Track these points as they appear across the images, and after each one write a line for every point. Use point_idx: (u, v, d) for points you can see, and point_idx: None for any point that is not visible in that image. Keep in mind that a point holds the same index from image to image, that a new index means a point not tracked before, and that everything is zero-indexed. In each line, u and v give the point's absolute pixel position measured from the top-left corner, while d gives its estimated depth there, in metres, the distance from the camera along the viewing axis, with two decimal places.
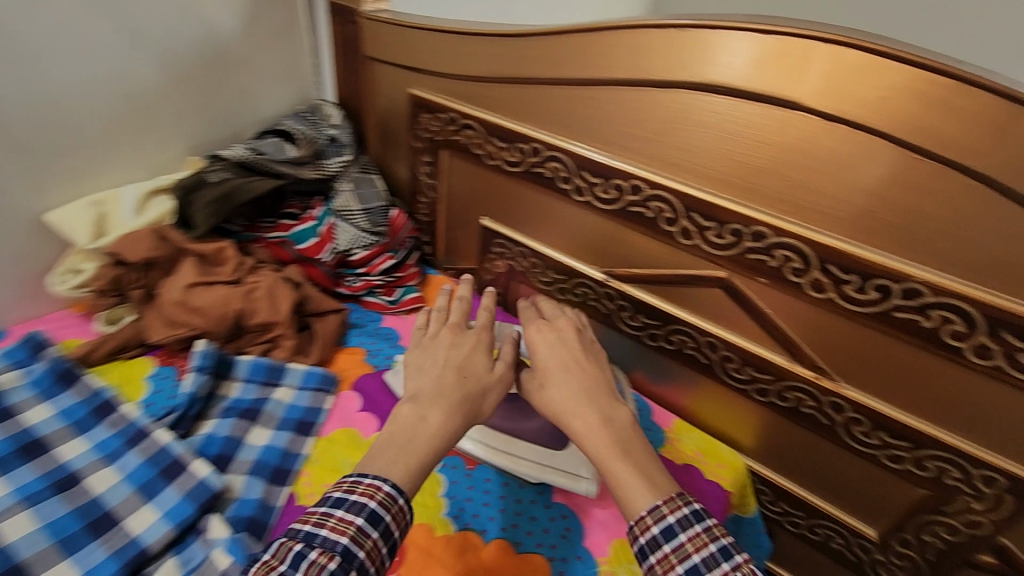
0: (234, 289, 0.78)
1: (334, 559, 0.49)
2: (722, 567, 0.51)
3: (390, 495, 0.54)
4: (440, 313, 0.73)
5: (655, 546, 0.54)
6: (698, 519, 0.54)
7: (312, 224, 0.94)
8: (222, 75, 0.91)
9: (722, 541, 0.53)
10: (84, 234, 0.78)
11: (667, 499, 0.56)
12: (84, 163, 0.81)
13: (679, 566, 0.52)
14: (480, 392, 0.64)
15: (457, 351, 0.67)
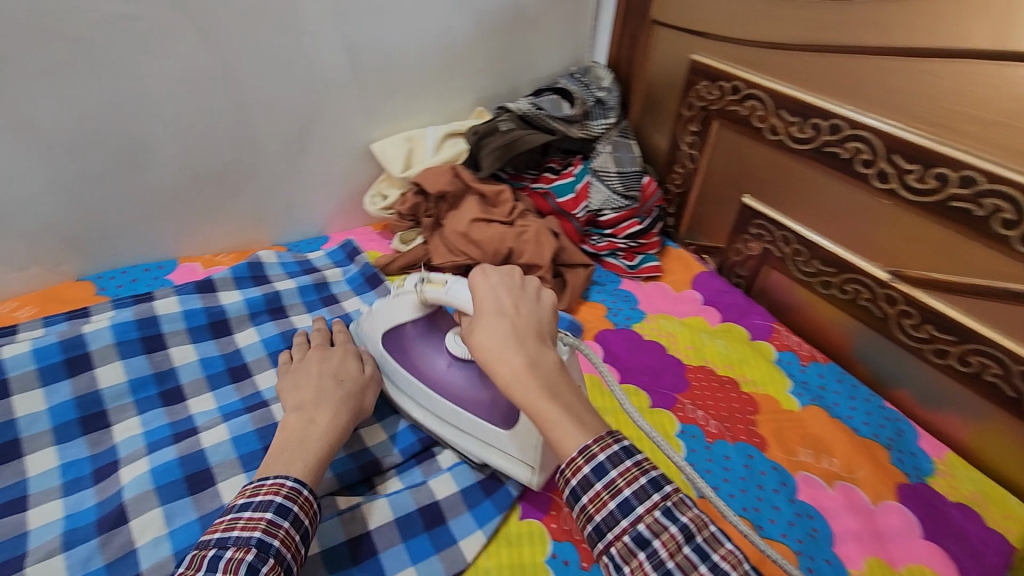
0: (509, 229, 0.86)
1: (250, 552, 0.44)
2: (653, 500, 0.45)
3: (297, 489, 0.50)
4: (301, 338, 0.71)
5: (587, 486, 0.45)
6: (629, 454, 0.46)
7: (571, 180, 0.98)
8: (516, 34, 0.98)
9: (654, 473, 0.46)
10: (398, 163, 0.91)
11: (597, 437, 0.47)
12: (401, 104, 0.94)
13: (610, 503, 0.45)
14: (357, 389, 0.63)
15: (320, 360, 0.65)
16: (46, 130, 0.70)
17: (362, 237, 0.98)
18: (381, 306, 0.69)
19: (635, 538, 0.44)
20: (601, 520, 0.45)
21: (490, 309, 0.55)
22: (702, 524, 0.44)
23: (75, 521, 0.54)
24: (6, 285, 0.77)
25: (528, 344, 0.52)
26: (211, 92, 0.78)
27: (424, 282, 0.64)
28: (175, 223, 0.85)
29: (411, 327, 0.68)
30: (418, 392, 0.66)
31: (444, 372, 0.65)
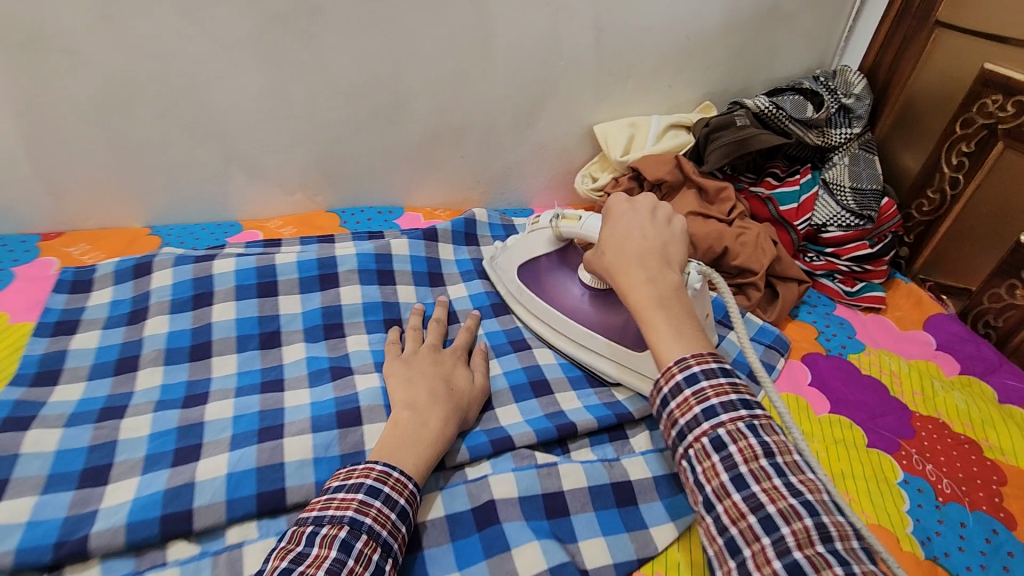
0: (727, 228, 0.82)
1: (342, 529, 0.45)
2: (738, 411, 0.45)
3: (386, 472, 0.50)
4: (416, 333, 0.70)
5: (676, 391, 0.47)
6: (724, 372, 0.47)
7: (797, 189, 0.90)
8: (764, 30, 0.92)
9: (748, 397, 0.46)
10: (619, 147, 0.91)
11: (697, 352, 0.48)
12: (632, 89, 0.93)
13: (696, 408, 0.46)
14: (463, 400, 0.61)
15: (434, 363, 0.64)
16: (335, 78, 0.78)
17: (565, 215, 1.00)
18: (518, 241, 0.79)
19: (712, 441, 0.44)
20: (685, 424, 0.46)
21: (632, 231, 0.59)
22: (784, 450, 0.44)
23: (319, 409, 0.61)
24: (275, 205, 0.88)
25: (648, 263, 0.55)
26: (473, 60, 0.82)
27: (559, 218, 0.72)
28: (409, 173, 0.92)
29: (545, 261, 0.76)
30: (552, 317, 0.74)
31: (574, 298, 0.73)
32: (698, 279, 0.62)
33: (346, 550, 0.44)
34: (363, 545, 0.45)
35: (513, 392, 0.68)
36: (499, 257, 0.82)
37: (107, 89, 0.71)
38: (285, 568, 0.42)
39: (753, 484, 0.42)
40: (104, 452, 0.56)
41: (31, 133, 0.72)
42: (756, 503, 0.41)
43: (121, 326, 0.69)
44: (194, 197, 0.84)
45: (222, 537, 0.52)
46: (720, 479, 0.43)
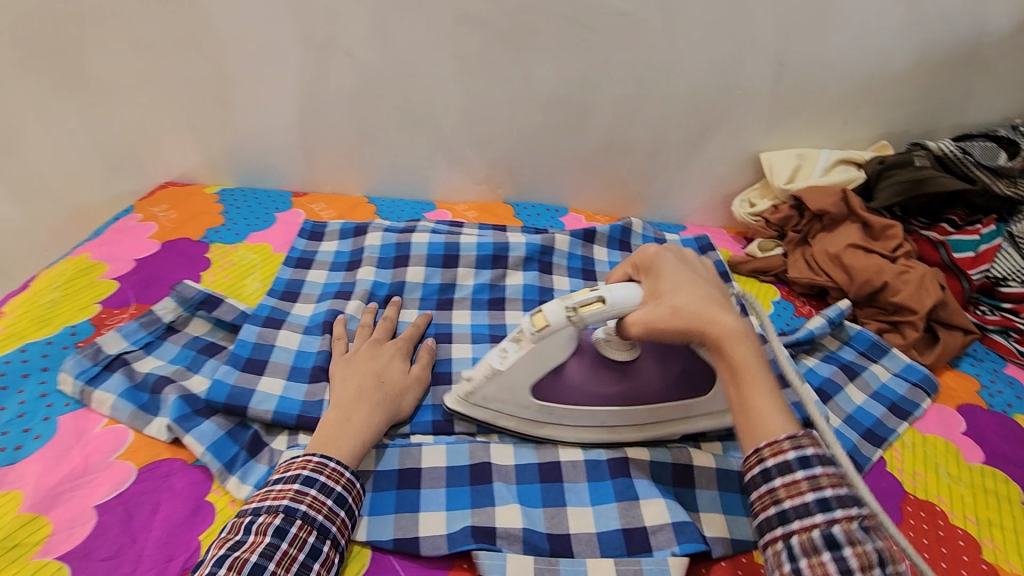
0: (889, 264, 0.82)
1: (278, 517, 0.49)
2: (852, 509, 0.44)
3: (319, 462, 0.53)
4: (366, 328, 0.73)
5: (784, 470, 0.46)
6: (833, 460, 0.47)
7: (977, 238, 0.86)
8: (960, 74, 0.91)
9: (857, 490, 0.45)
10: (784, 176, 0.95)
11: (807, 432, 0.48)
12: (805, 122, 0.96)
13: (807, 494, 0.45)
14: (397, 390, 0.64)
15: (371, 359, 0.66)
16: (536, 88, 0.91)
17: (716, 235, 1.05)
18: (529, 347, 0.59)
19: (823, 535, 0.43)
20: (789, 507, 0.45)
21: (683, 276, 0.57)
22: (892, 558, 0.43)
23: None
24: (465, 193, 1.04)
25: (730, 311, 0.55)
26: (656, 81, 0.91)
27: (577, 308, 0.57)
28: (579, 178, 1.03)
29: (545, 378, 0.61)
30: (600, 414, 0.62)
31: (586, 385, 0.61)
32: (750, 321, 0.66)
33: (280, 536, 0.48)
34: (296, 530, 0.49)
35: None
36: (484, 388, 0.61)
37: (364, 85, 0.90)
38: (221, 554, 0.47)
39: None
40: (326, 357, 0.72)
41: (306, 113, 0.95)
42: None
43: (341, 271, 0.87)
44: (405, 178, 1.02)
45: (406, 437, 0.64)
46: None
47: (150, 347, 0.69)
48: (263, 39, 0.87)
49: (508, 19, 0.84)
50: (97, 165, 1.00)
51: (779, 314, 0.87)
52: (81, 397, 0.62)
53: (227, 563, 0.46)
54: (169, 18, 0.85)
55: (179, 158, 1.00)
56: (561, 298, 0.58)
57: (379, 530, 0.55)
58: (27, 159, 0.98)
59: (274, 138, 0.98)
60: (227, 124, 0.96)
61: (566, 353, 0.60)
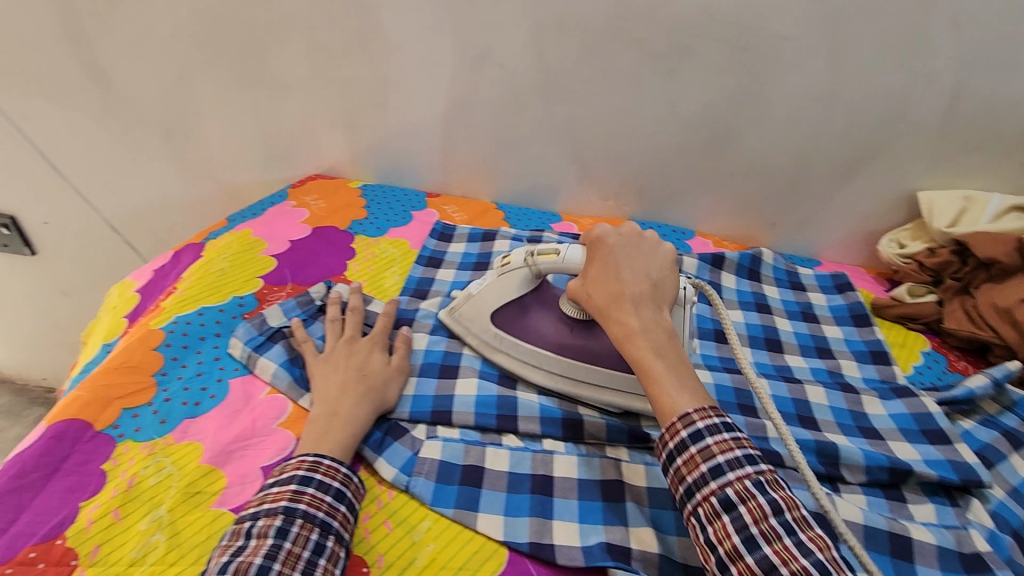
0: None
1: (278, 518, 0.50)
2: (745, 469, 0.50)
3: (315, 461, 0.55)
4: (337, 324, 0.72)
5: (682, 448, 0.52)
6: (727, 429, 0.52)
7: None
8: None
9: (750, 451, 0.51)
10: (945, 219, 0.87)
11: (700, 407, 0.53)
12: (975, 163, 0.88)
13: (703, 465, 0.51)
14: (380, 382, 0.65)
15: (348, 356, 0.67)
16: (682, 109, 0.90)
17: (855, 275, 0.99)
18: (493, 278, 0.74)
19: (721, 499, 0.49)
20: (692, 481, 0.51)
21: (609, 263, 0.64)
22: (792, 506, 0.48)
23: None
24: (591, 207, 1.05)
25: (642, 308, 0.60)
26: (812, 109, 0.87)
27: (535, 254, 0.70)
28: (711, 202, 1.01)
29: (510, 309, 0.73)
30: (544, 359, 0.70)
31: (549, 332, 0.71)
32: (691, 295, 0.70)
33: (282, 535, 0.48)
34: (299, 528, 0.49)
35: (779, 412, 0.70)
36: (462, 306, 0.75)
37: (512, 95, 0.94)
38: (224, 560, 0.47)
39: (765, 545, 0.46)
40: (454, 356, 0.73)
41: (451, 119, 0.99)
42: (766, 562, 0.45)
43: (468, 271, 0.89)
44: (535, 187, 1.05)
45: (539, 443, 0.65)
46: (732, 539, 0.47)
47: (307, 320, 0.74)
48: (423, 48, 0.92)
49: (666, 38, 0.84)
50: (256, 154, 1.09)
51: (929, 368, 0.81)
52: (248, 362, 0.68)
53: (232, 568, 0.46)
54: (342, 25, 0.92)
55: (328, 153, 1.08)
56: (528, 247, 0.72)
57: (515, 531, 0.55)
58: (199, 144, 1.09)
59: (416, 140, 1.03)
60: (376, 125, 1.02)
61: (521, 292, 0.73)
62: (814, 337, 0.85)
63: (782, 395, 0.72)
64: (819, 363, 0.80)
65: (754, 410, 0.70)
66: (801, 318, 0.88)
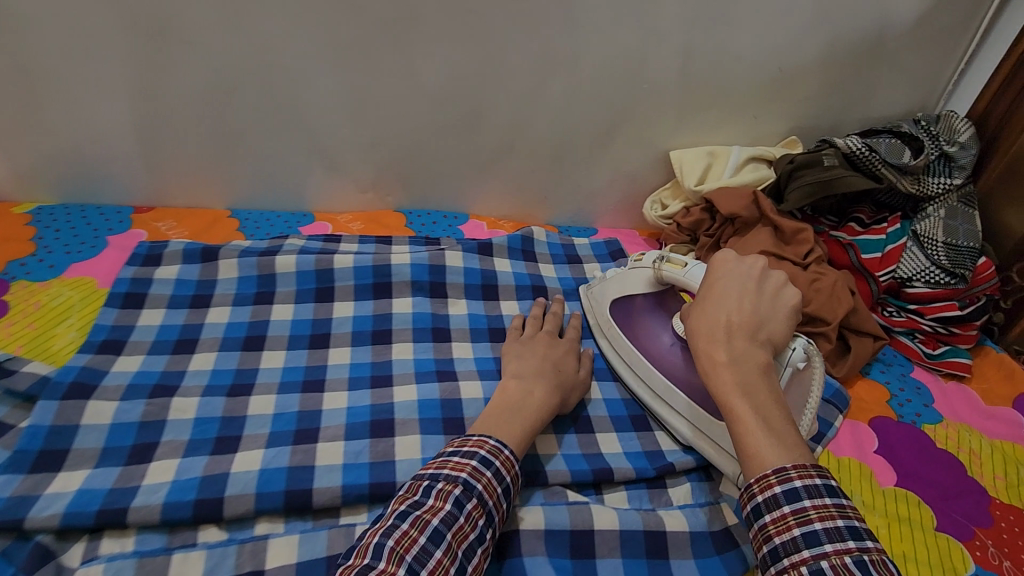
0: (801, 272, 0.78)
1: (456, 489, 0.50)
2: (847, 543, 0.42)
3: (495, 451, 0.54)
4: (534, 318, 0.75)
5: (773, 505, 0.45)
6: (830, 493, 0.45)
7: (883, 238, 0.84)
8: (866, 69, 0.88)
9: (856, 523, 0.43)
10: (694, 176, 0.88)
11: (799, 463, 0.46)
12: (716, 119, 0.90)
13: (795, 529, 0.44)
14: (568, 385, 0.66)
15: (542, 344, 0.70)
16: (423, 83, 0.80)
17: (628, 240, 0.99)
18: (617, 274, 0.77)
19: (811, 569, 0.41)
20: (780, 543, 0.44)
21: (734, 292, 0.57)
22: None
23: (355, 415, 0.62)
24: (350, 201, 0.91)
25: (734, 341, 0.54)
26: (558, 75, 0.81)
27: (665, 259, 0.69)
28: (481, 182, 0.93)
29: (634, 304, 0.75)
30: (640, 365, 0.71)
31: (660, 348, 0.70)
32: (802, 356, 0.60)
33: (459, 507, 0.49)
34: (471, 509, 0.49)
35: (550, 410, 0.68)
36: (596, 287, 0.79)
37: (214, 78, 0.76)
38: (379, 538, 0.46)
39: None
40: (154, 428, 0.57)
41: (144, 112, 0.78)
42: None
43: (184, 308, 0.72)
44: (279, 185, 0.88)
45: (250, 528, 0.52)
46: None
47: None
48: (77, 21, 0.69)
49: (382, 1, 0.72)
50: None
51: None
52: None
53: (384, 553, 0.44)
54: None
55: None
56: (661, 251, 0.71)
57: None
58: None
59: (105, 142, 0.80)
60: (40, 126, 0.78)
61: (646, 292, 0.74)
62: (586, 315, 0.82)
63: None
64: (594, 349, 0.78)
65: None
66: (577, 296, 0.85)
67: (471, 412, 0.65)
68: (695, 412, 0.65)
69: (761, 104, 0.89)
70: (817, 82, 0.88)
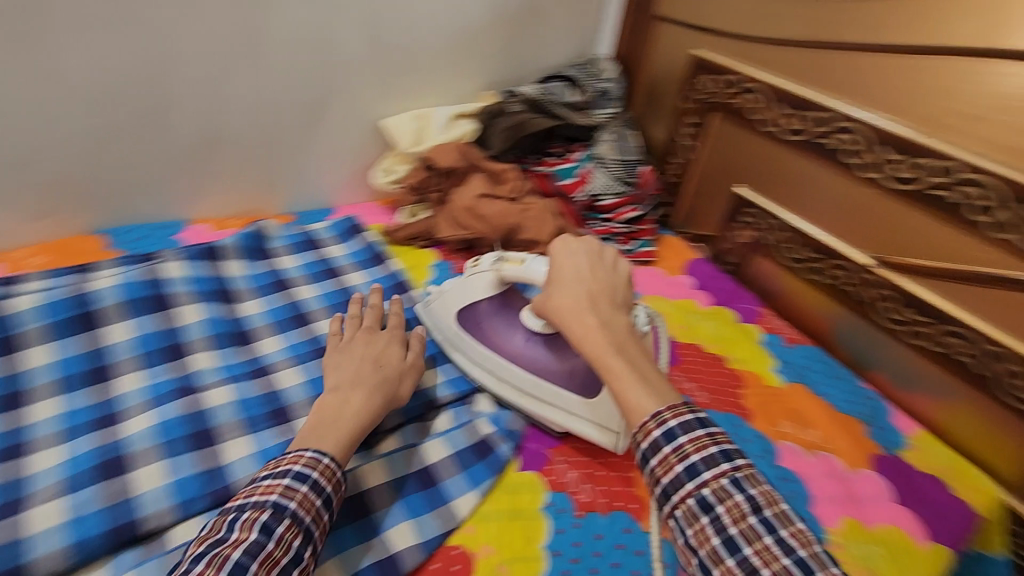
0: (512, 206, 0.90)
1: (265, 513, 0.46)
2: (722, 467, 0.46)
3: (316, 459, 0.51)
4: (354, 319, 0.70)
5: (655, 449, 0.48)
6: (701, 425, 0.48)
7: (573, 166, 1.02)
8: (527, 24, 1.02)
9: (726, 446, 0.47)
10: (408, 139, 0.95)
11: (670, 404, 0.50)
12: (414, 82, 0.96)
13: (677, 466, 0.46)
14: (395, 375, 0.63)
15: (366, 346, 0.65)
16: (73, 82, 0.71)
17: (367, 211, 1.01)
18: (455, 285, 0.74)
19: (699, 501, 0.45)
20: (666, 482, 0.47)
21: (573, 275, 0.63)
22: (772, 501, 0.44)
23: (76, 467, 0.56)
24: (23, 232, 0.78)
25: (598, 306, 0.60)
26: (236, 56, 0.79)
27: (503, 260, 0.71)
28: (188, 181, 0.86)
29: (483, 307, 0.73)
30: (495, 364, 0.70)
31: (518, 346, 0.70)
32: (645, 320, 0.67)
33: (268, 534, 0.45)
34: (283, 530, 0.46)
35: (309, 384, 0.67)
36: (434, 302, 0.76)
37: None
38: (200, 552, 0.44)
39: (745, 545, 0.43)
40: None
41: None
42: (745, 564, 0.42)
43: None
44: None
45: None
46: (711, 543, 0.44)
47: None
48: None
49: None
50: None
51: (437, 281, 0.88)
52: None
53: (205, 561, 0.43)
54: None
55: None
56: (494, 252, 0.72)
57: None
58: None
59: None
60: None
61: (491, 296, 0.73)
62: (338, 291, 0.82)
63: (315, 377, 0.68)
64: None
65: (288, 410, 0.64)
66: (324, 277, 0.85)
67: (221, 421, 0.62)
68: (583, 400, 0.65)
69: (451, 65, 0.98)
70: (492, 38, 1.00)
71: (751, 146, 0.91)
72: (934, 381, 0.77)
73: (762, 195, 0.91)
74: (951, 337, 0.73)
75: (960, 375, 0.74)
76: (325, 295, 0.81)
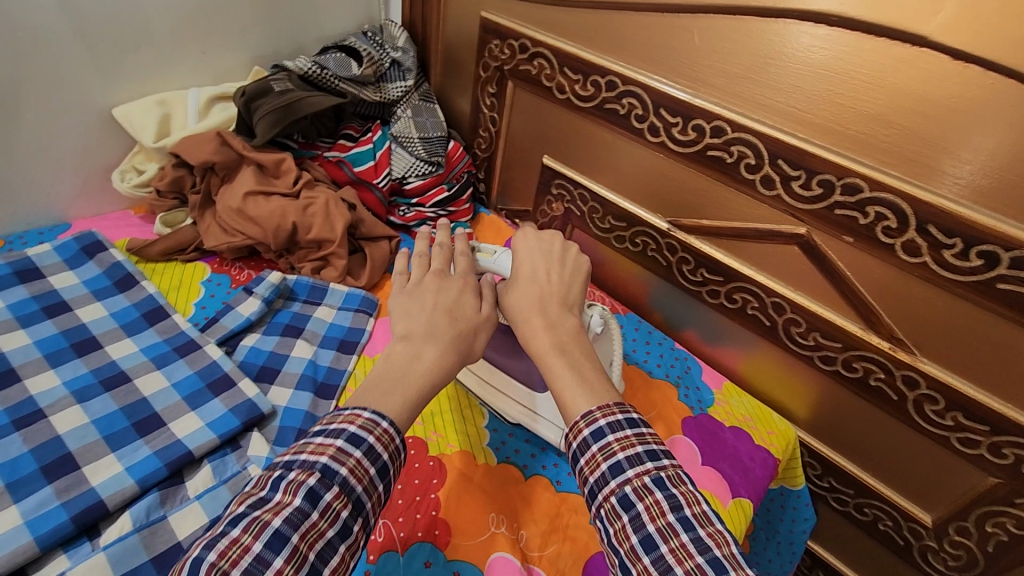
0: (291, 201, 0.77)
1: (314, 475, 0.41)
2: (645, 465, 0.43)
3: (376, 420, 0.45)
4: (421, 258, 0.59)
5: (584, 447, 0.46)
6: (631, 423, 0.46)
7: (370, 147, 0.90)
8: None
9: (654, 445, 0.45)
10: (150, 132, 0.78)
11: (602, 404, 0.47)
12: (149, 60, 0.79)
13: (603, 465, 0.44)
14: (472, 333, 0.54)
15: (437, 291, 0.55)
16: None
17: (118, 221, 0.83)
18: None
19: (622, 499, 0.42)
20: (592, 481, 0.45)
21: (535, 270, 0.58)
22: (695, 500, 0.42)
23: None
24: None
25: (549, 309, 0.55)
26: None
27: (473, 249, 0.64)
28: None
29: None
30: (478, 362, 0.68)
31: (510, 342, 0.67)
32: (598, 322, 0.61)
33: (313, 501, 0.40)
34: (331, 498, 0.40)
35: (6, 466, 0.52)
36: None
37: None
38: (238, 512, 0.39)
39: (661, 544, 0.40)
40: None
41: None
42: (659, 565, 0.39)
43: None
44: None
45: None
46: (630, 542, 0.41)
47: None
48: None
49: None
50: None
51: (208, 299, 0.74)
52: None
53: (240, 526, 0.38)
54: None
55: None
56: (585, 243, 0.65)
57: None
58: None
59: None
60: None
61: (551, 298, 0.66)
62: (64, 332, 0.65)
63: (18, 455, 0.53)
64: (76, 367, 0.62)
65: None
66: (45, 315, 0.66)
67: None
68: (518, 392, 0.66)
69: (197, 37, 0.82)
70: (247, 4, 0.85)
71: (550, 113, 0.87)
72: (733, 334, 0.79)
73: (569, 164, 0.88)
74: (739, 292, 0.75)
75: (752, 327, 0.77)
76: (42, 340, 0.63)
